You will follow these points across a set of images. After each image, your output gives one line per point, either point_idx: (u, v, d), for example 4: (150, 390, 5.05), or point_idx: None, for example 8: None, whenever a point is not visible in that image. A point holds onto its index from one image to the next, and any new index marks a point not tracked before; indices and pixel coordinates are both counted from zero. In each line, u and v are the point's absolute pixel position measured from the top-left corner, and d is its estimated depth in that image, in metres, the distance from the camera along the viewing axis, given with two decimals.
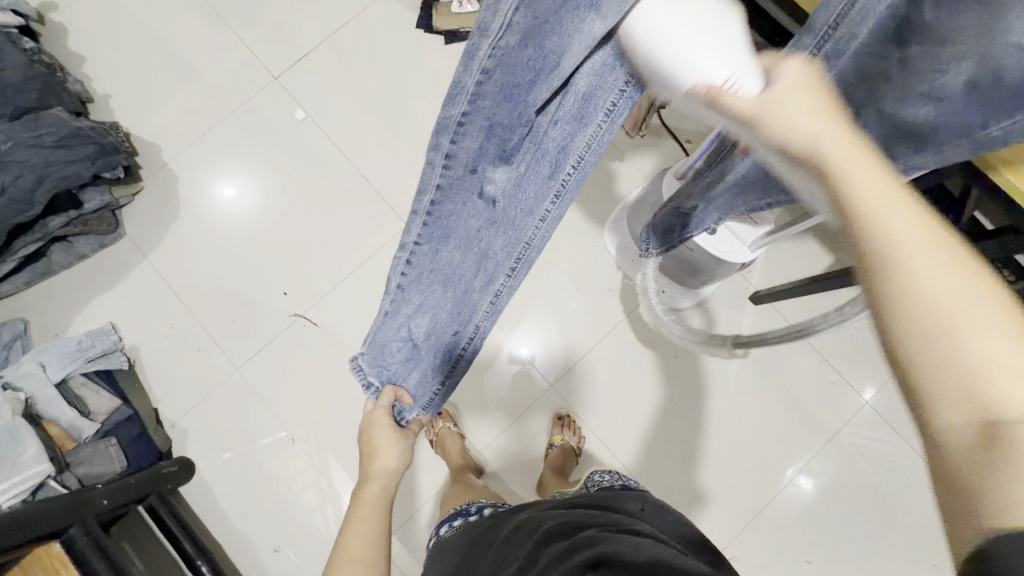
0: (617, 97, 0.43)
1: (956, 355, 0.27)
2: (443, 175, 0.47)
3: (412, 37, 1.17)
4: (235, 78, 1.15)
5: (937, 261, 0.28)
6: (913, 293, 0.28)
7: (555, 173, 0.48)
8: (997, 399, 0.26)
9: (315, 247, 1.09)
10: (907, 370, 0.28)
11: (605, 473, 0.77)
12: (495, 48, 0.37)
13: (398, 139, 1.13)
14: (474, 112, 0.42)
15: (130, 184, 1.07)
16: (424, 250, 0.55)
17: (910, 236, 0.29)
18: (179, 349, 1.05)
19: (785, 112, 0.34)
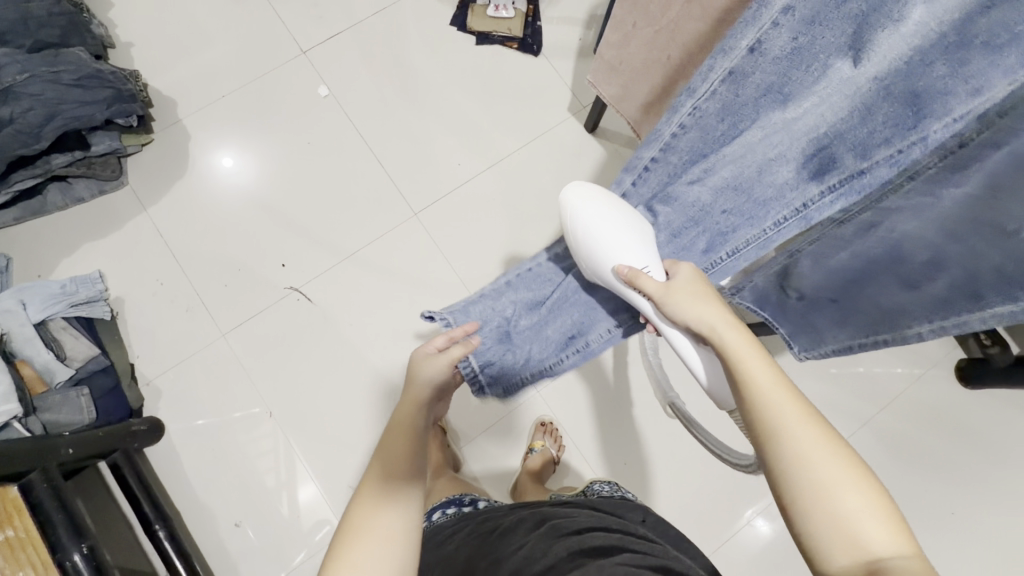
0: (789, 214, 0.58)
1: (838, 509, 0.39)
2: (654, 159, 0.61)
3: (444, 32, 1.19)
4: (263, 46, 1.15)
5: (814, 434, 0.42)
6: (807, 476, 0.41)
7: (710, 251, 0.62)
8: (871, 547, 0.37)
9: (321, 224, 1.08)
10: (796, 520, 0.41)
11: (605, 484, 0.77)
12: (695, 108, 0.57)
13: (416, 129, 1.14)
14: (661, 158, 0.61)
15: (140, 134, 1.05)
16: (549, 266, 0.68)
17: (787, 413, 0.44)
18: (165, 307, 1.02)
19: (685, 297, 0.54)
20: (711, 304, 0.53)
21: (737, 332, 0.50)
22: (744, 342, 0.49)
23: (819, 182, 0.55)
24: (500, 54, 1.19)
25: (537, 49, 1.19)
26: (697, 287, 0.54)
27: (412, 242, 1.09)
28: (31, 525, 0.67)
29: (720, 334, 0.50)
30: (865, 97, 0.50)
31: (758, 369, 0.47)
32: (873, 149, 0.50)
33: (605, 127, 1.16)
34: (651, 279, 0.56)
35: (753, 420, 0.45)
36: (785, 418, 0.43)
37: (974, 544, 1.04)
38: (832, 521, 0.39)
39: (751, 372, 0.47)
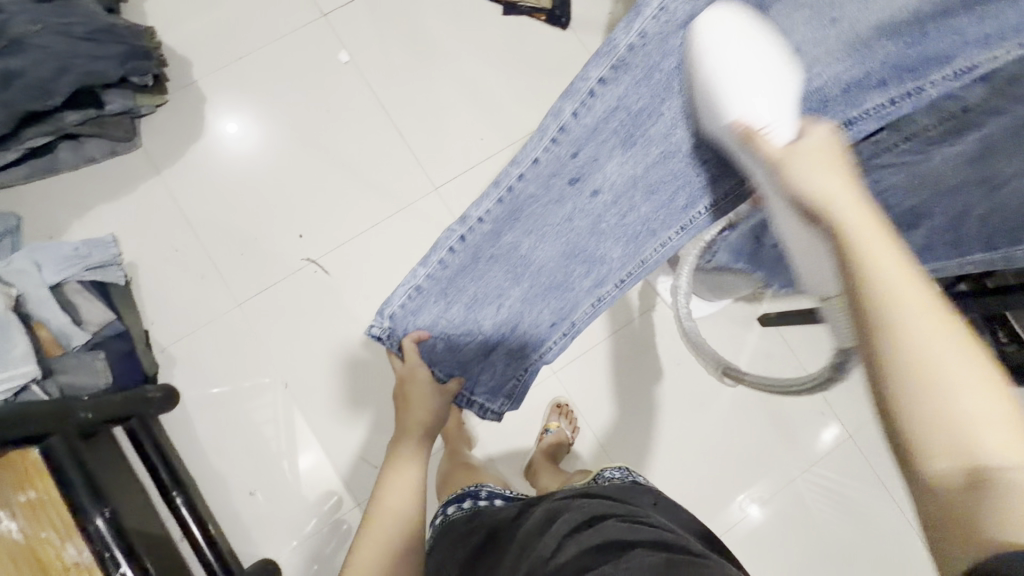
0: None
1: (958, 408, 0.29)
2: (549, 144, 0.58)
3: (470, 0, 1.15)
4: (282, 7, 1.10)
5: (942, 340, 0.31)
6: (931, 406, 0.30)
7: (689, 206, 0.62)
8: (987, 447, 0.28)
9: (339, 195, 1.06)
10: (890, 423, 0.32)
11: (616, 469, 0.76)
12: (642, 35, 0.54)
13: (439, 101, 1.11)
14: (607, 84, 0.56)
15: (154, 95, 1.01)
16: (483, 227, 0.62)
17: (905, 302, 0.32)
18: (180, 274, 1.01)
19: (807, 165, 0.43)
20: (836, 175, 0.41)
21: (883, 239, 0.36)
22: (881, 240, 0.36)
23: (814, 125, 0.55)
24: (527, 26, 1.15)
25: (566, 22, 1.14)
26: (824, 155, 0.43)
27: (431, 218, 1.07)
28: (52, 486, 0.67)
29: (828, 204, 0.39)
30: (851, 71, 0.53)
31: (886, 260, 0.34)
32: (867, 91, 0.54)
33: None
34: (772, 140, 0.47)
35: (868, 316, 0.33)
36: (906, 310, 0.32)
37: None
38: (950, 430, 0.29)
39: (877, 272, 0.34)
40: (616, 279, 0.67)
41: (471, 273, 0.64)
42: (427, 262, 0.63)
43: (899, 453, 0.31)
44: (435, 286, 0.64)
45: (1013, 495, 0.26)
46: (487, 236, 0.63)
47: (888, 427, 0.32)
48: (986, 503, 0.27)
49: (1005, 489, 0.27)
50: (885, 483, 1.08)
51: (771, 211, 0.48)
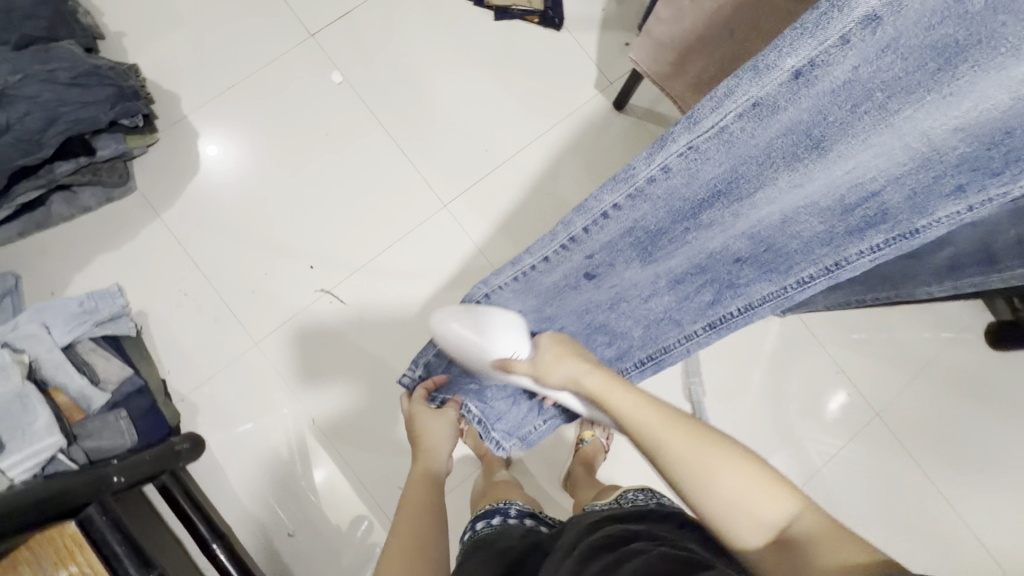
0: (816, 271, 0.56)
1: (718, 492, 0.44)
2: (562, 249, 0.56)
3: (459, 7, 1.12)
4: (267, 31, 1.07)
5: (690, 446, 0.47)
6: (716, 505, 0.44)
7: (716, 303, 0.63)
8: (767, 518, 0.42)
9: (347, 220, 1.04)
10: (718, 528, 0.44)
11: (638, 492, 0.64)
12: (690, 146, 0.44)
13: (438, 114, 1.08)
14: (628, 205, 0.50)
15: (146, 135, 0.97)
16: (504, 292, 0.65)
17: (668, 439, 0.49)
18: (192, 318, 0.98)
19: (555, 359, 0.62)
20: (571, 360, 0.61)
21: (618, 388, 0.56)
22: (618, 393, 0.55)
23: (864, 239, 0.51)
24: (521, 29, 1.12)
25: (560, 22, 1.12)
26: (556, 349, 0.63)
27: (443, 237, 1.05)
28: (94, 559, 0.63)
29: (585, 381, 0.59)
30: (934, 159, 0.43)
31: (622, 402, 0.54)
32: (936, 202, 0.47)
33: (635, 104, 1.11)
34: (520, 363, 0.65)
35: (662, 467, 0.48)
36: (670, 444, 0.48)
37: (1007, 501, 1.08)
38: (727, 512, 0.43)
39: (637, 422, 0.52)
40: (637, 358, 0.73)
41: (491, 347, 0.68)
42: (448, 336, 0.68)
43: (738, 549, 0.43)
44: (456, 356, 0.70)
45: (803, 550, 0.39)
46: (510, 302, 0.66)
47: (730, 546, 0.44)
48: (807, 552, 0.39)
49: (802, 541, 0.40)
50: (916, 456, 1.09)
51: (555, 393, 0.67)
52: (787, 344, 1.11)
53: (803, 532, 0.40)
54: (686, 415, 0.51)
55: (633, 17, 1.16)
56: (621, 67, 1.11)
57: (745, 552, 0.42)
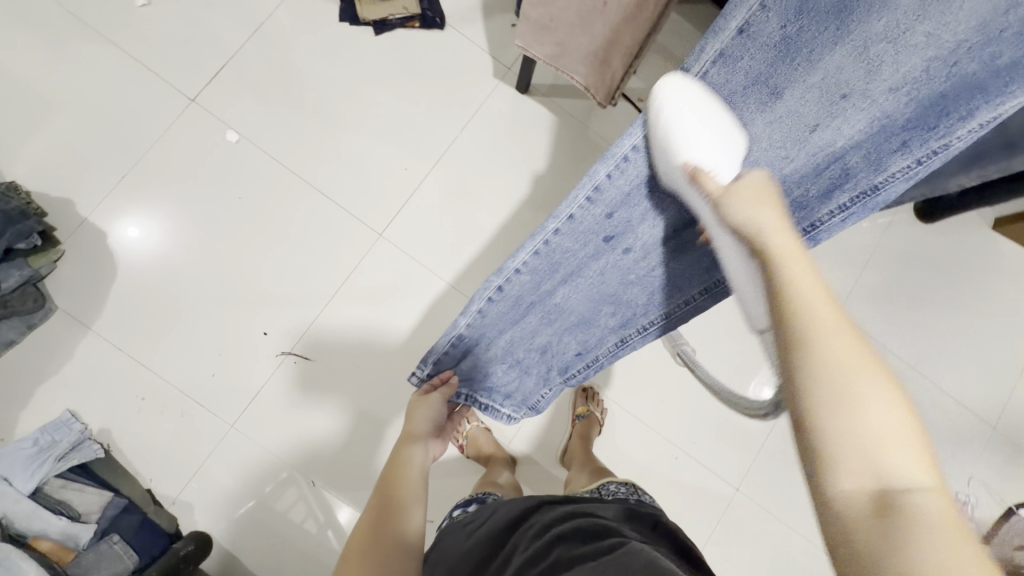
0: (799, 232, 0.60)
1: (860, 428, 0.34)
2: (585, 203, 0.60)
3: (336, 32, 1.08)
4: (147, 109, 1.02)
5: (871, 385, 0.35)
6: (837, 437, 0.34)
7: (713, 269, 0.64)
8: (899, 473, 0.32)
9: (287, 277, 1.01)
10: (820, 441, 0.34)
11: (619, 483, 0.67)
12: (687, 89, 0.55)
13: (347, 145, 1.06)
14: (642, 149, 0.57)
15: (49, 251, 0.94)
16: (519, 277, 0.65)
17: (833, 348, 0.36)
18: (158, 419, 0.94)
19: (745, 200, 0.49)
20: (769, 208, 0.47)
21: (840, 325, 0.38)
22: (832, 325, 0.37)
23: (831, 200, 0.58)
24: (404, 38, 1.09)
25: (441, 21, 1.10)
26: (759, 189, 0.50)
27: (388, 265, 1.04)
28: None
29: (763, 237, 0.45)
30: (885, 122, 0.53)
31: (833, 338, 0.37)
32: (888, 155, 0.54)
33: (538, 82, 1.11)
34: (713, 179, 0.52)
35: (797, 368, 0.37)
36: (826, 354, 0.36)
37: (968, 357, 1.16)
38: (852, 451, 0.33)
39: (822, 341, 0.37)
40: (640, 323, 0.70)
41: (514, 317, 0.69)
42: (468, 312, 0.68)
43: (813, 461, 0.35)
44: (477, 330, 0.70)
45: (916, 521, 0.29)
46: (524, 287, 0.66)
47: (807, 453, 0.35)
48: (907, 527, 0.29)
49: (911, 511, 0.30)
50: (883, 340, 1.15)
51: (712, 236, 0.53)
52: None
53: (923, 509, 0.30)
54: (856, 329, 0.38)
55: None
56: (514, 50, 1.10)
57: (823, 475, 0.34)
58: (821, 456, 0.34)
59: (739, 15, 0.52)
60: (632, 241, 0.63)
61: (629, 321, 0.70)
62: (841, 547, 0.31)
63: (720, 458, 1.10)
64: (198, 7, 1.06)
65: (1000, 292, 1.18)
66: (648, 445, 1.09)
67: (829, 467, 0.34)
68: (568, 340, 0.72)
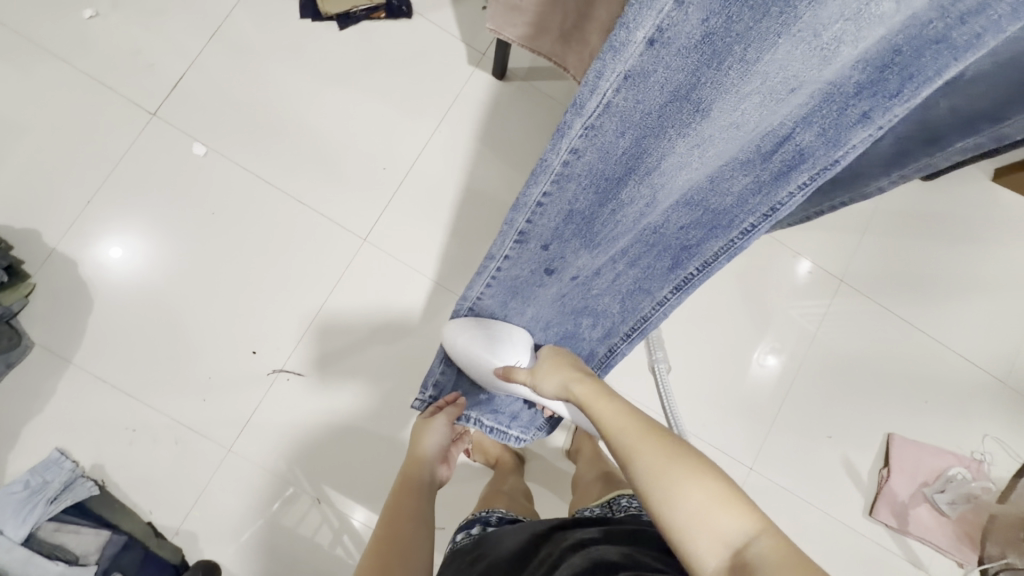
0: (756, 220, 0.54)
1: (696, 520, 0.41)
2: (516, 245, 0.55)
3: (299, 30, 1.03)
4: (107, 128, 0.97)
5: (677, 471, 0.44)
6: (693, 532, 0.41)
7: (675, 267, 0.61)
8: (729, 534, 0.40)
9: (271, 292, 0.97)
10: (683, 546, 0.41)
11: (632, 496, 0.64)
12: (588, 128, 0.42)
13: (321, 148, 1.01)
14: (557, 190, 0.48)
15: (18, 286, 0.89)
16: (487, 301, 0.63)
17: (655, 464, 0.45)
18: (152, 450, 0.92)
19: (550, 367, 0.62)
20: (565, 367, 0.60)
21: (647, 441, 0.48)
22: (645, 449, 0.47)
23: (787, 181, 0.49)
24: (371, 30, 1.04)
25: (409, 9, 1.04)
26: (555, 359, 0.63)
27: (375, 270, 1.00)
28: None
29: (575, 388, 0.57)
30: (833, 91, 0.41)
31: (647, 453, 0.47)
32: (847, 130, 0.44)
33: (515, 66, 1.06)
34: (521, 370, 0.64)
35: (649, 502, 0.44)
36: (644, 470, 0.46)
37: (974, 314, 1.14)
38: (699, 534, 0.41)
39: (642, 465, 0.46)
40: (622, 332, 0.70)
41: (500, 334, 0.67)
42: (451, 334, 0.65)
43: (688, 565, 0.41)
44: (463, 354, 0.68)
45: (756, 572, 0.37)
46: (492, 307, 0.64)
47: (689, 566, 0.41)
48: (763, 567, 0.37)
49: (754, 563, 0.38)
50: (888, 304, 1.13)
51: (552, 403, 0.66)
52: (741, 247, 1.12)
53: (760, 558, 0.38)
54: (664, 432, 0.49)
55: None
56: (488, 34, 1.05)
57: (700, 572, 0.40)
58: (690, 557, 0.41)
59: (646, 22, 0.35)
60: (578, 264, 0.60)
61: (613, 329, 0.70)
62: None
63: (730, 439, 1.08)
64: (151, 14, 1.00)
65: (1005, 246, 1.15)
66: None
67: (695, 558, 0.40)
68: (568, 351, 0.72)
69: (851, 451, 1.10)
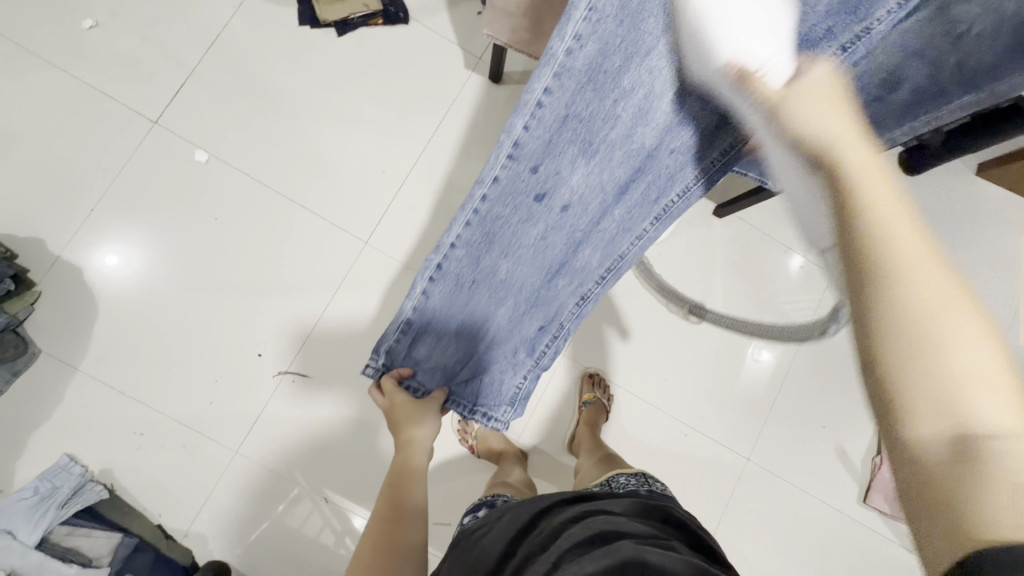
0: (734, 140, 0.57)
1: (950, 389, 0.29)
2: (508, 161, 0.52)
3: (298, 37, 1.04)
4: (108, 136, 0.98)
5: (970, 330, 0.30)
6: (930, 397, 0.29)
7: (660, 197, 0.61)
8: (981, 422, 0.28)
9: (274, 295, 0.99)
10: (912, 423, 0.29)
11: (630, 474, 0.66)
12: (591, 10, 0.44)
13: (321, 153, 1.03)
14: (558, 85, 0.48)
15: (23, 294, 0.90)
16: (457, 251, 0.59)
17: (935, 303, 0.30)
18: (159, 453, 0.93)
19: (810, 104, 0.39)
20: (837, 112, 0.38)
21: (922, 248, 0.32)
22: (911, 238, 0.32)
23: None
24: (368, 36, 1.06)
25: (405, 15, 1.06)
26: (829, 93, 0.39)
27: (377, 272, 1.01)
28: None
29: (844, 150, 0.36)
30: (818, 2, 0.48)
31: (937, 284, 0.30)
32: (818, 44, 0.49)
33: (510, 70, 1.08)
34: (769, 80, 0.41)
35: (876, 342, 0.31)
36: (923, 315, 0.30)
37: None
38: (932, 398, 0.29)
39: (918, 290, 0.31)
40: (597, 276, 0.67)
41: (460, 300, 0.63)
42: (412, 295, 0.61)
43: (890, 419, 0.31)
44: (423, 316, 0.63)
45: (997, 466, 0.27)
46: (463, 263, 0.60)
47: (881, 384, 0.31)
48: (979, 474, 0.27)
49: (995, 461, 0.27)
50: None
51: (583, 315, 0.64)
52: (734, 244, 1.15)
53: (1009, 454, 0.27)
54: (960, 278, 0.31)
55: None
56: (483, 39, 1.07)
57: (901, 439, 0.30)
58: (901, 412, 0.30)
59: None
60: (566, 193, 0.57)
61: (586, 277, 0.67)
62: (942, 530, 0.27)
63: (727, 430, 1.10)
64: (149, 23, 1.01)
65: (990, 237, 1.18)
66: (657, 425, 1.09)
67: (907, 425, 0.30)
68: (531, 316, 0.68)
69: (846, 441, 1.12)
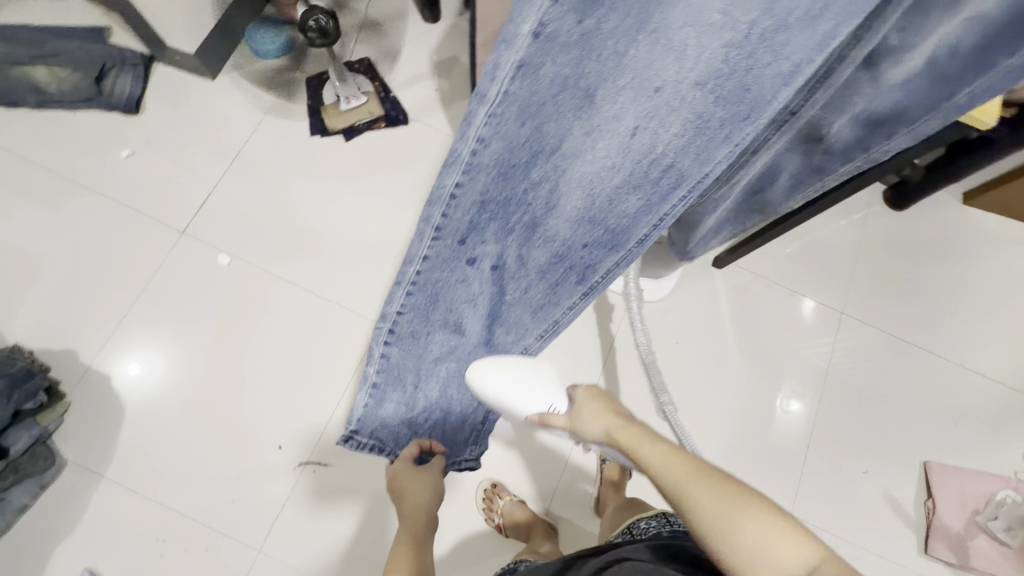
0: (648, 230, 0.54)
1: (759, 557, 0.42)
2: (431, 245, 0.51)
3: (310, 144, 1.15)
4: (138, 249, 1.06)
5: (759, 517, 0.44)
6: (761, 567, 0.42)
7: (584, 275, 0.61)
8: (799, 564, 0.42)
9: (294, 383, 1.01)
10: None
11: (649, 519, 0.65)
12: (491, 114, 0.42)
13: (333, 245, 1.09)
14: (467, 180, 0.46)
15: (55, 405, 0.94)
16: (406, 317, 0.58)
17: (741, 527, 0.44)
18: (180, 559, 0.91)
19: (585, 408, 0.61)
20: (599, 410, 0.60)
21: (699, 478, 0.48)
22: (701, 483, 0.48)
23: (674, 192, 0.50)
24: (373, 138, 1.16)
25: (404, 116, 1.17)
26: (592, 400, 0.62)
27: None
28: None
29: (618, 434, 0.57)
30: (701, 123, 0.45)
31: (743, 519, 0.44)
32: (712, 151, 0.47)
33: None
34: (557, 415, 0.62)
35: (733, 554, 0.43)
36: (731, 528, 0.44)
37: (983, 329, 1.16)
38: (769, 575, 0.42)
39: (732, 526, 0.44)
40: (535, 335, 0.68)
41: (417, 363, 0.63)
42: (372, 360, 0.60)
43: None
44: (388, 377, 0.63)
45: None
46: (415, 322, 0.58)
47: None
48: None
49: None
50: (893, 330, 1.15)
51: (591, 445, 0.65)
52: (739, 291, 1.17)
53: None
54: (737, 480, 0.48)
55: (467, 81, 1.22)
56: None
57: None
58: None
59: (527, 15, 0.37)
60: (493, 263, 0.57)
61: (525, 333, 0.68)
62: None
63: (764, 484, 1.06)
64: (179, 147, 1.13)
65: (996, 260, 1.20)
66: None
67: None
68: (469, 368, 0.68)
69: (892, 485, 1.07)
